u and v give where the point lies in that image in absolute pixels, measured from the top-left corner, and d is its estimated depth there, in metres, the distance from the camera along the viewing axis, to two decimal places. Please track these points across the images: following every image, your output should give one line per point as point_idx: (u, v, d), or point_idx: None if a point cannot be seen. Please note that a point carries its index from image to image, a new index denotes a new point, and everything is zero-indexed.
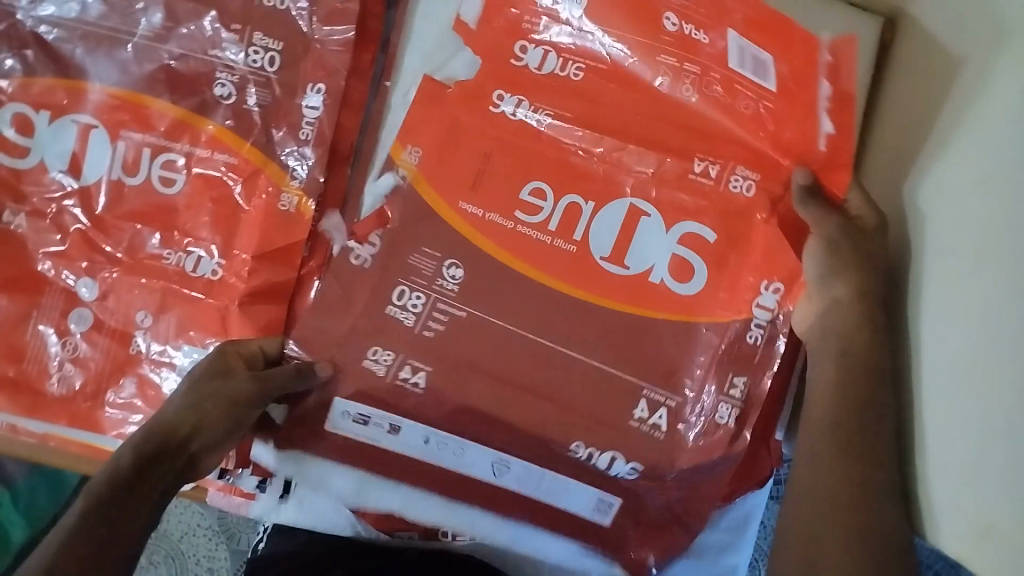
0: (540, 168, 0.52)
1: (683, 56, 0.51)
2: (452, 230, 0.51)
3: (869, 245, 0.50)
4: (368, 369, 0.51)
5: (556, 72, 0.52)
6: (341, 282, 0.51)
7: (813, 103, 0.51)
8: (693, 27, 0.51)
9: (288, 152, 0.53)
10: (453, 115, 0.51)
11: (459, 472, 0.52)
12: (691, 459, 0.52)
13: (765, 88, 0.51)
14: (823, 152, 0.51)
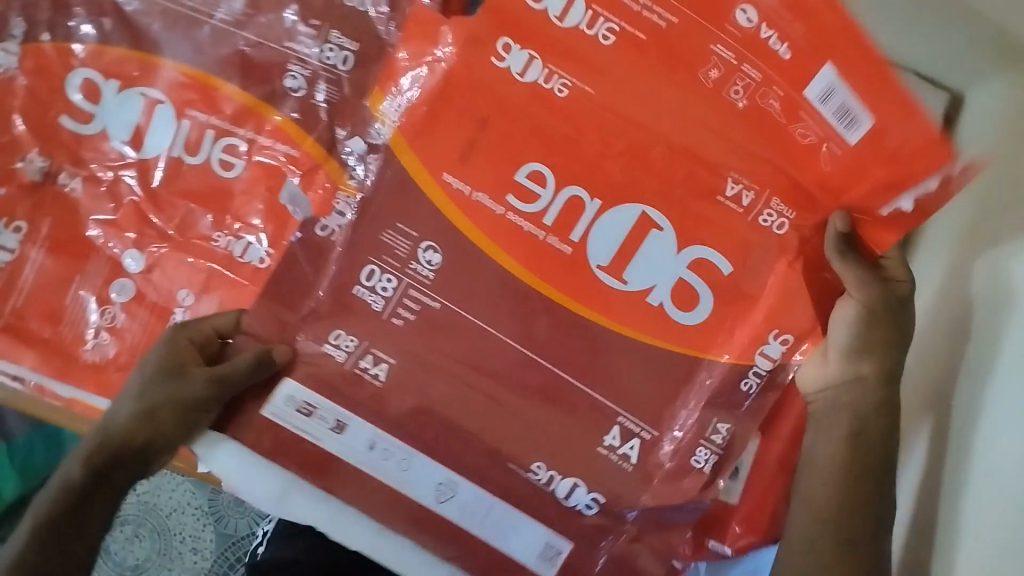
0: (541, 153, 0.46)
1: (746, 55, 0.44)
2: (442, 216, 0.47)
3: (895, 326, 0.52)
4: (326, 355, 0.47)
5: (581, 28, 0.45)
6: (309, 255, 0.48)
7: (902, 159, 0.44)
8: (773, 36, 0.43)
9: (350, 152, 0.51)
10: (453, 68, 0.46)
11: (400, 491, 0.47)
12: (656, 497, 0.48)
13: (840, 135, 0.44)
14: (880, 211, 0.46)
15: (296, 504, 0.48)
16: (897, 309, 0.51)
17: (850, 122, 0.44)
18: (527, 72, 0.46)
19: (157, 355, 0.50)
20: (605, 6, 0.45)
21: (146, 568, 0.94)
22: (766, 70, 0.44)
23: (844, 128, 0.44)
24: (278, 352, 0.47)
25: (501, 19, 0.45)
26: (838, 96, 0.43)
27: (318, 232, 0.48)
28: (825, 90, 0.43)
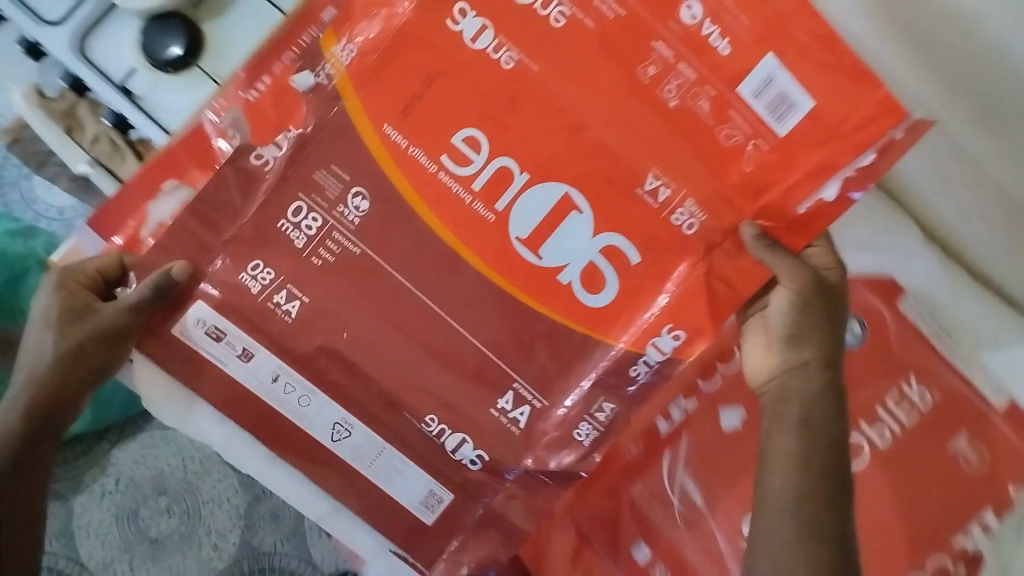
0: (477, 118, 0.47)
1: (687, 50, 0.45)
2: (378, 163, 0.48)
3: (829, 311, 0.52)
4: (242, 284, 0.50)
5: (536, 5, 0.46)
6: (240, 177, 0.49)
7: (826, 167, 0.46)
8: (716, 30, 0.44)
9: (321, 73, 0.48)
10: (410, 22, 0.47)
11: (299, 425, 0.51)
12: (538, 462, 0.51)
13: (771, 130, 0.45)
14: (798, 212, 0.47)
15: (196, 422, 0.52)
16: (829, 294, 0.52)
17: (781, 114, 0.45)
18: (478, 39, 0.46)
19: (55, 308, 0.52)
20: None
21: (165, 544, 0.98)
22: (705, 64, 0.45)
23: (775, 120, 0.45)
24: (173, 270, 0.49)
25: None
26: (774, 89, 0.45)
27: (253, 159, 0.49)
28: (762, 83, 0.45)
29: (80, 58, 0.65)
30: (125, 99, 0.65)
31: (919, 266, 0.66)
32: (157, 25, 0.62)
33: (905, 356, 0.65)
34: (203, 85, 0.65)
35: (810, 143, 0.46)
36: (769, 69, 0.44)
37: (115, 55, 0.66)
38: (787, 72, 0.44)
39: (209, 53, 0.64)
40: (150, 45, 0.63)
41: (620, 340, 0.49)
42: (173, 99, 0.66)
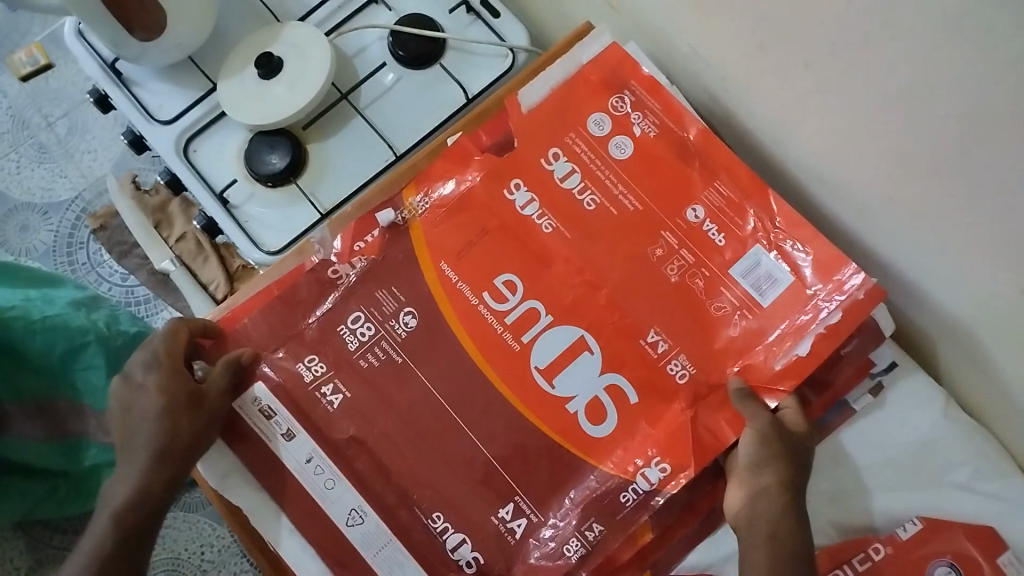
0: (516, 267, 0.59)
1: (689, 241, 0.58)
2: (425, 283, 0.59)
3: (807, 450, 0.56)
4: (297, 371, 0.58)
5: (574, 192, 0.60)
6: (315, 285, 0.60)
7: (801, 329, 0.56)
8: (714, 227, 0.58)
9: (400, 216, 0.61)
10: (471, 186, 0.60)
11: (322, 505, 0.56)
12: (524, 573, 0.55)
13: (755, 300, 0.57)
14: (775, 365, 0.56)
15: (231, 488, 0.57)
16: (810, 434, 0.56)
17: (765, 290, 0.57)
18: (527, 207, 0.60)
19: (149, 394, 0.56)
20: (592, 181, 0.60)
21: None
22: (700, 253, 0.58)
23: (758, 295, 0.57)
24: (247, 354, 0.58)
25: (518, 167, 0.60)
26: (759, 269, 0.57)
27: (329, 272, 0.60)
28: (750, 264, 0.58)
29: (183, 158, 0.76)
30: (221, 206, 0.75)
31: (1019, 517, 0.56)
32: (264, 141, 0.75)
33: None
34: (299, 201, 0.75)
35: (785, 314, 0.57)
36: (756, 256, 0.58)
37: (217, 164, 0.77)
38: (771, 257, 0.58)
39: (309, 173, 0.76)
40: (256, 158, 0.75)
41: (607, 464, 0.56)
42: (264, 213, 0.75)
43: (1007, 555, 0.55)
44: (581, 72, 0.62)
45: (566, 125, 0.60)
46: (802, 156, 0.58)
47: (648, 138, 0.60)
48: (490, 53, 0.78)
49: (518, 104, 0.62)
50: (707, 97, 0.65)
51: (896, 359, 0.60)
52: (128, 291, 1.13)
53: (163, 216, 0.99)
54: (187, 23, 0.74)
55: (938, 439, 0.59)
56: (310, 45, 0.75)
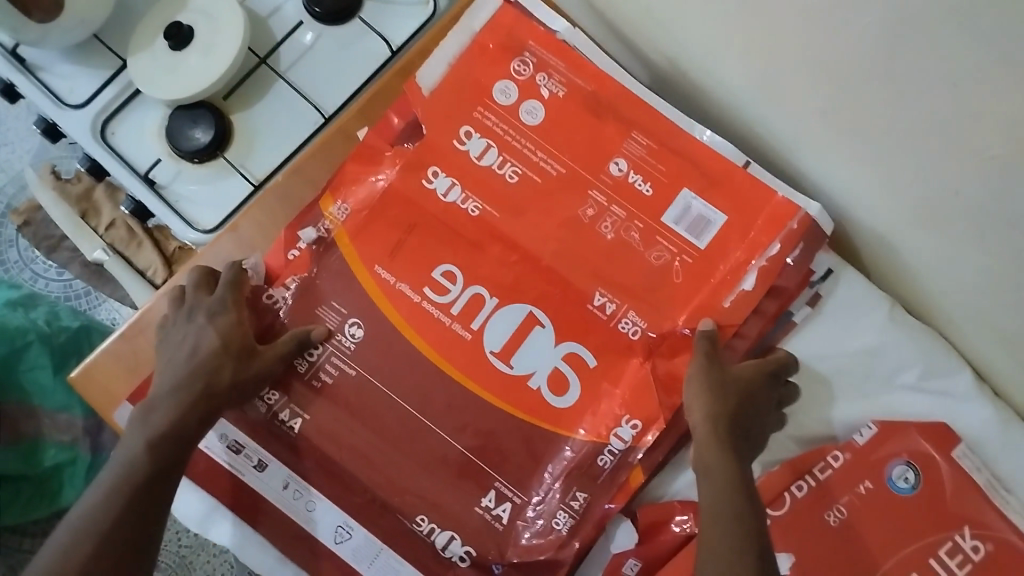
0: (452, 256, 0.58)
1: (616, 197, 0.58)
2: (360, 284, 0.58)
3: (752, 400, 0.54)
4: (253, 406, 0.58)
5: (494, 167, 0.58)
6: (255, 312, 0.60)
7: (735, 272, 0.56)
8: (639, 178, 0.58)
9: (321, 228, 0.60)
10: (390, 181, 0.59)
11: (307, 529, 0.57)
12: (519, 555, 0.56)
13: (693, 245, 0.57)
14: (725, 304, 0.56)
15: (216, 527, 0.58)
16: (758, 382, 0.54)
17: (702, 232, 0.57)
18: (449, 193, 0.58)
19: (207, 333, 0.57)
20: (511, 153, 0.58)
21: None
22: (631, 206, 0.57)
23: (694, 238, 0.57)
24: (315, 329, 0.58)
25: (433, 155, 0.59)
26: (692, 213, 0.57)
27: (265, 298, 0.60)
28: (682, 210, 0.57)
29: (101, 141, 0.73)
30: (148, 188, 0.72)
31: (970, 414, 0.55)
32: (184, 115, 0.72)
33: (958, 508, 0.53)
34: (228, 175, 0.72)
35: (727, 246, 0.57)
36: (686, 200, 0.57)
37: (138, 142, 0.73)
38: (702, 200, 0.57)
39: (235, 145, 0.73)
40: (178, 131, 0.71)
41: (579, 432, 0.56)
42: (194, 190, 0.73)
43: (961, 449, 0.54)
44: (476, 42, 0.60)
45: (475, 98, 0.59)
46: (721, 78, 0.57)
47: (557, 98, 0.59)
48: (408, 2, 0.75)
49: (417, 89, 0.60)
50: (629, 18, 0.63)
51: (831, 267, 0.59)
52: (65, 285, 1.10)
53: (89, 206, 0.95)
54: (83, 9, 0.70)
55: (886, 344, 0.58)
56: (218, 9, 0.72)
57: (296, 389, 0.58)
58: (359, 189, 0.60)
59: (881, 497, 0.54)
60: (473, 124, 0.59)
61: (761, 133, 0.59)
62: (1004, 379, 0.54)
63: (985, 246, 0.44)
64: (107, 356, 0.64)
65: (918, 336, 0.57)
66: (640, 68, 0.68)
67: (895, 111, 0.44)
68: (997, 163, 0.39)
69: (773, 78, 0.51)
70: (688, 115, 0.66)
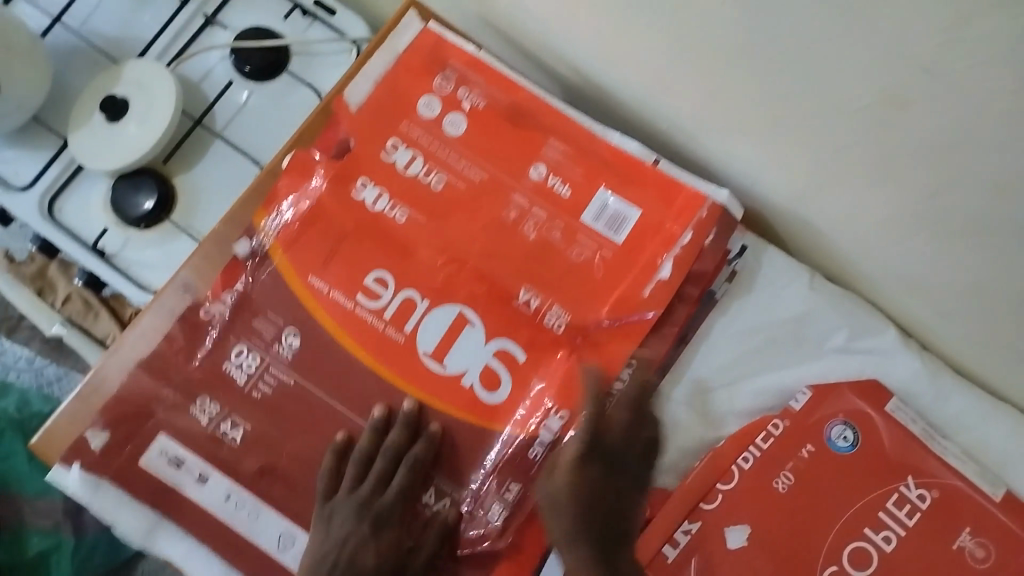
0: (383, 262, 0.60)
1: (538, 199, 0.60)
2: (294, 295, 0.60)
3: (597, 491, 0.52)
4: (192, 420, 0.59)
5: (420, 176, 0.61)
6: (186, 332, 0.61)
7: (653, 262, 0.59)
8: (557, 180, 0.61)
9: (255, 243, 0.61)
10: (321, 193, 0.61)
11: (248, 538, 0.58)
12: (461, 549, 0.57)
13: (613, 240, 0.60)
14: (645, 293, 0.59)
15: (161, 540, 0.58)
16: (606, 485, 0.52)
17: (620, 227, 0.60)
18: (377, 202, 0.61)
19: (365, 531, 0.56)
20: (435, 162, 0.61)
21: None
22: (552, 207, 0.60)
23: (613, 233, 0.60)
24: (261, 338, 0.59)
25: (362, 167, 0.61)
26: (608, 212, 0.60)
27: (201, 313, 0.61)
28: (600, 208, 0.60)
29: (50, 219, 0.74)
30: (99, 257, 0.73)
31: (901, 366, 0.58)
32: (127, 184, 0.73)
33: (901, 458, 0.56)
34: (175, 236, 0.74)
35: (644, 241, 0.60)
36: (604, 198, 0.60)
37: (86, 216, 0.75)
38: (619, 198, 0.60)
39: (179, 208, 0.75)
40: (123, 203, 0.73)
41: (507, 425, 0.58)
42: (146, 254, 0.74)
43: (894, 402, 0.57)
44: (402, 60, 0.63)
45: (400, 112, 0.62)
46: (624, 82, 0.61)
47: (478, 109, 0.62)
48: (334, 50, 0.78)
49: (344, 104, 0.62)
50: (532, 42, 0.67)
51: (745, 243, 0.62)
52: (37, 375, 0.92)
53: (44, 283, 0.89)
54: (17, 87, 0.72)
55: (812, 311, 0.60)
56: (153, 77, 0.74)
57: (239, 402, 0.59)
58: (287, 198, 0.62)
59: (824, 459, 0.57)
60: (397, 133, 0.61)
61: (670, 130, 0.62)
62: (932, 328, 0.57)
63: (883, 193, 0.48)
64: (62, 422, 0.60)
65: (842, 302, 0.60)
66: (553, 83, 0.70)
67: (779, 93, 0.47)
68: (871, 111, 0.43)
69: (664, 77, 0.55)
70: (605, 121, 0.69)
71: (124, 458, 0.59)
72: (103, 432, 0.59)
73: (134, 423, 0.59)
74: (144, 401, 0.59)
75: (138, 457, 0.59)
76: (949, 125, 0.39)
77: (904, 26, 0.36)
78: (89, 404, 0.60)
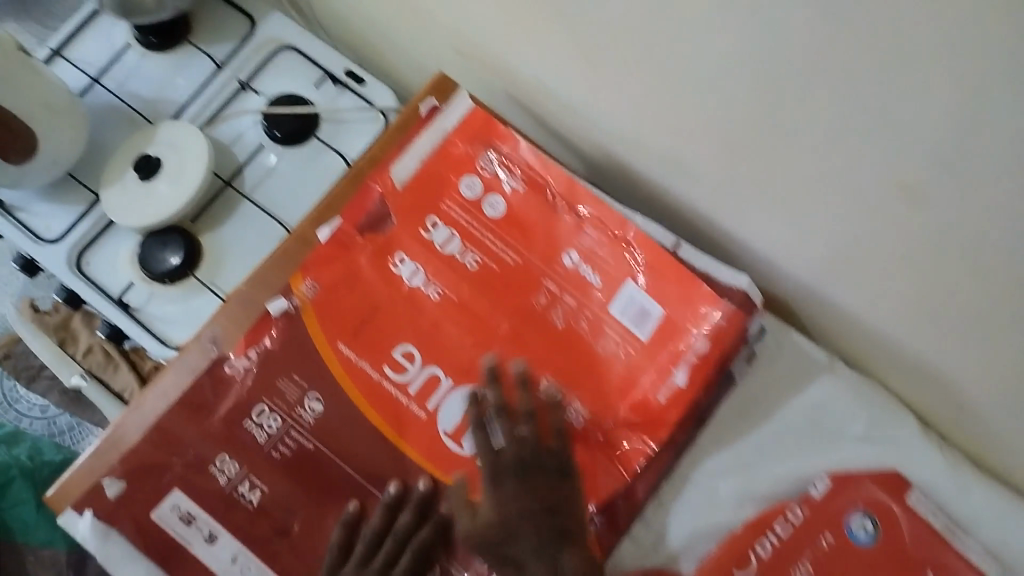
0: (412, 337, 0.61)
1: (568, 287, 0.61)
2: (322, 362, 0.61)
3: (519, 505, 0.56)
4: (210, 476, 0.60)
5: (456, 255, 0.62)
6: (210, 386, 0.62)
7: (677, 357, 0.59)
8: (589, 269, 0.61)
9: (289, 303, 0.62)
10: (361, 262, 0.63)
11: None
12: None
13: (636, 336, 0.60)
14: (659, 398, 0.58)
15: None
16: (522, 495, 0.56)
17: (643, 323, 0.60)
18: (413, 277, 0.62)
19: None
20: (472, 243, 0.63)
21: None
22: (581, 296, 0.61)
23: (636, 329, 0.60)
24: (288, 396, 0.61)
25: (400, 244, 0.63)
26: (634, 306, 0.60)
27: (227, 368, 0.62)
28: (627, 302, 0.60)
29: (77, 273, 0.77)
30: (123, 311, 0.76)
31: (921, 460, 0.58)
32: (155, 240, 0.76)
33: (920, 554, 0.55)
34: (199, 292, 0.76)
35: (665, 338, 0.59)
36: (630, 293, 0.60)
37: (113, 270, 0.77)
38: (645, 293, 0.60)
39: (205, 264, 0.77)
40: (150, 258, 0.76)
41: None
42: (168, 309, 0.76)
43: (914, 494, 0.57)
44: (447, 142, 0.65)
45: (440, 190, 0.64)
46: (651, 165, 0.63)
47: (518, 193, 0.63)
48: (361, 119, 0.80)
49: (391, 182, 0.64)
50: (563, 124, 0.70)
51: (766, 324, 0.62)
52: (50, 423, 1.00)
53: (66, 334, 0.92)
54: (56, 140, 0.75)
55: (831, 398, 0.61)
56: (188, 139, 0.77)
57: (256, 461, 0.60)
58: (323, 257, 0.63)
59: (843, 550, 0.55)
60: (435, 204, 0.63)
61: (694, 214, 0.63)
62: (951, 416, 0.57)
63: (912, 278, 0.48)
64: (79, 471, 0.62)
65: (864, 391, 0.60)
66: (577, 160, 0.73)
67: (806, 182, 0.49)
68: (888, 199, 0.45)
69: (690, 160, 0.58)
70: (632, 204, 0.71)
71: (138, 510, 0.59)
72: (119, 480, 0.59)
73: (151, 475, 0.60)
74: (165, 454, 0.60)
75: (149, 511, 0.59)
76: (970, 215, 0.41)
77: (922, 115, 0.38)
78: (105, 457, 0.62)
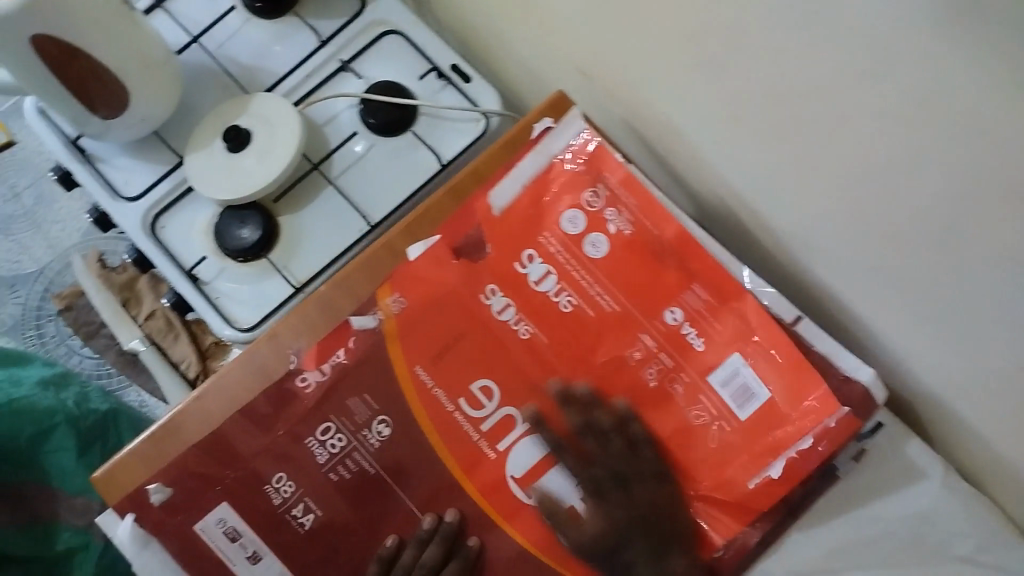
0: (492, 372, 0.58)
1: (666, 346, 0.57)
2: (397, 383, 0.58)
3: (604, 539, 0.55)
4: (264, 494, 0.57)
5: (550, 294, 0.58)
6: (273, 400, 0.59)
7: (777, 448, 0.54)
8: (692, 331, 0.57)
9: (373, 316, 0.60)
10: (451, 285, 0.59)
11: None
12: None
13: (733, 414, 0.55)
14: (748, 485, 0.54)
15: None
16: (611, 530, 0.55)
17: (744, 403, 0.55)
18: (503, 311, 0.59)
19: None
20: (570, 283, 0.58)
21: None
22: (680, 357, 0.57)
23: (737, 407, 0.55)
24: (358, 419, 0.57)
25: (493, 274, 0.59)
26: (737, 381, 0.55)
27: (298, 381, 0.59)
28: (730, 374, 0.55)
29: (151, 236, 0.75)
30: (192, 283, 0.73)
31: None
32: (233, 215, 0.73)
33: None
34: (270, 275, 0.73)
35: (764, 422, 0.55)
36: (734, 365, 0.56)
37: (187, 239, 0.75)
38: (751, 369, 0.55)
39: (280, 248, 0.74)
40: (226, 232, 0.73)
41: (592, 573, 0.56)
42: (237, 288, 0.74)
43: None
44: (557, 167, 0.60)
45: (542, 222, 0.59)
46: (773, 223, 0.58)
47: (624, 236, 0.58)
48: (462, 118, 0.77)
49: (489, 207, 0.61)
50: (680, 160, 0.66)
51: (882, 420, 0.58)
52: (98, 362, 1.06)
53: (131, 295, 0.90)
54: (148, 104, 0.72)
55: (937, 509, 0.57)
56: (280, 115, 0.74)
57: (313, 484, 0.57)
58: (413, 277, 0.60)
59: None
60: (536, 233, 0.59)
61: (810, 279, 0.59)
62: None
63: None
64: (131, 456, 0.60)
65: (973, 505, 0.56)
66: (687, 199, 0.69)
67: (946, 276, 0.45)
68: None
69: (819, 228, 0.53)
70: (739, 253, 0.67)
71: (182, 520, 0.57)
72: (164, 488, 0.57)
73: (200, 485, 0.57)
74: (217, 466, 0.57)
75: (191, 523, 0.56)
76: None
77: None
78: (161, 447, 0.60)
